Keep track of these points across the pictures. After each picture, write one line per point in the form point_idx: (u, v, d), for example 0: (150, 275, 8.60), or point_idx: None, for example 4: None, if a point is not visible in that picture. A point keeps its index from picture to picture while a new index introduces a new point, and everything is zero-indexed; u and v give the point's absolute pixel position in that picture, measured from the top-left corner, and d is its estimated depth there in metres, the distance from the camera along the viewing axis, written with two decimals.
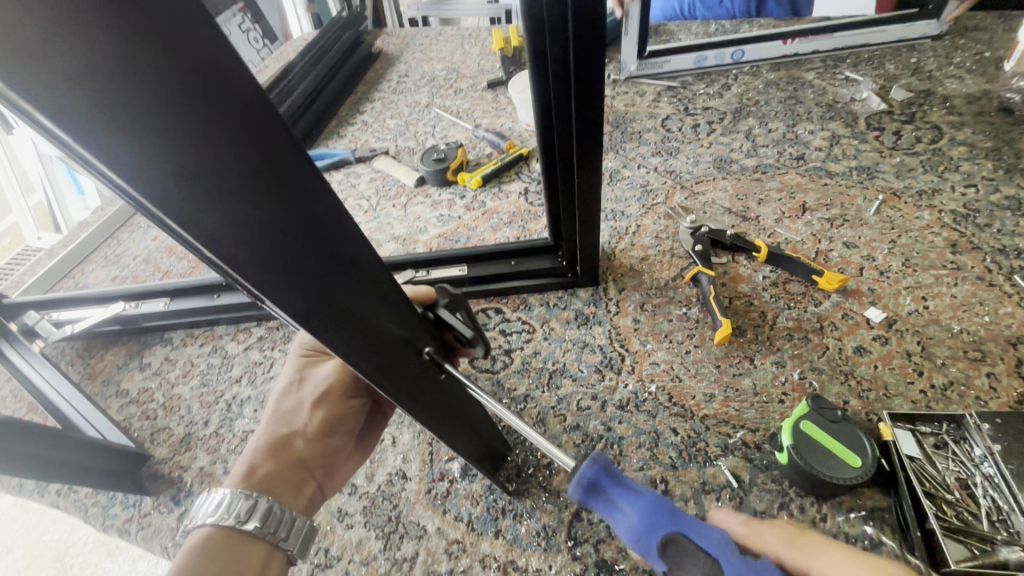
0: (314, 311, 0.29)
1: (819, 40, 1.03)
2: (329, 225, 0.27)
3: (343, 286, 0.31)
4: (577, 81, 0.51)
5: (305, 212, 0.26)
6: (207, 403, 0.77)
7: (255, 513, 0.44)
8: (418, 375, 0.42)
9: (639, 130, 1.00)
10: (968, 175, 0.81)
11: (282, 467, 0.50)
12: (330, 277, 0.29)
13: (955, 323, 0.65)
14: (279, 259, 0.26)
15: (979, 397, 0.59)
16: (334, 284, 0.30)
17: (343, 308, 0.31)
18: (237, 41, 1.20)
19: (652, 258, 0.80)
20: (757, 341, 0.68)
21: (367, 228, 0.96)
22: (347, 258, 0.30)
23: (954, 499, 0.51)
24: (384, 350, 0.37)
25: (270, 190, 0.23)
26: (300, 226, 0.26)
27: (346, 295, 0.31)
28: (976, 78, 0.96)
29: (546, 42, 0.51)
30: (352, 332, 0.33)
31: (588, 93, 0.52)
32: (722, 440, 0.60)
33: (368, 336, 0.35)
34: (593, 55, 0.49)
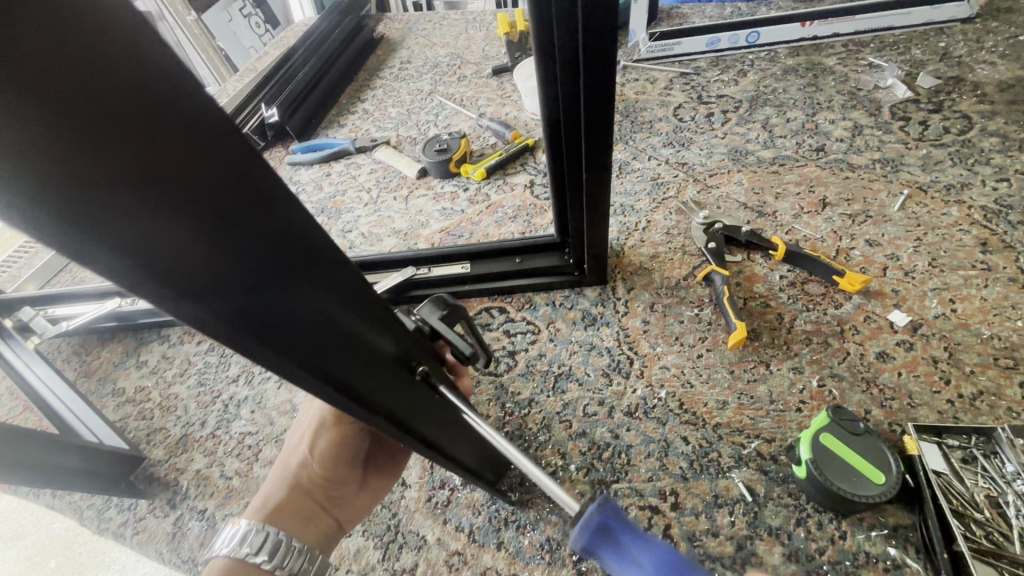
0: (300, 336, 0.27)
1: (839, 22, 1.00)
2: (299, 247, 0.25)
3: (320, 310, 0.28)
4: (586, 67, 0.47)
5: (269, 238, 0.23)
6: (204, 404, 0.75)
7: (267, 546, 0.44)
8: (414, 396, 0.40)
9: (650, 119, 0.96)
10: (1000, 168, 0.76)
11: (292, 499, 0.50)
12: (306, 297, 0.27)
13: (985, 328, 0.61)
14: (243, 284, 0.23)
15: (1010, 409, 0.56)
16: (310, 311, 0.28)
17: (323, 336, 0.29)
18: (238, 28, 1.31)
19: (662, 255, 0.76)
20: (773, 345, 0.64)
21: (367, 222, 0.93)
22: (322, 280, 0.28)
23: (983, 519, 0.48)
24: (374, 376, 0.35)
25: (229, 217, 0.21)
26: (265, 253, 0.24)
27: (326, 321, 0.29)
28: (1009, 64, 0.90)
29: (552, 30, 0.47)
30: (335, 360, 0.31)
31: (597, 81, 0.48)
32: (735, 450, 0.57)
33: (355, 363, 0.32)
34: (602, 42, 0.45)
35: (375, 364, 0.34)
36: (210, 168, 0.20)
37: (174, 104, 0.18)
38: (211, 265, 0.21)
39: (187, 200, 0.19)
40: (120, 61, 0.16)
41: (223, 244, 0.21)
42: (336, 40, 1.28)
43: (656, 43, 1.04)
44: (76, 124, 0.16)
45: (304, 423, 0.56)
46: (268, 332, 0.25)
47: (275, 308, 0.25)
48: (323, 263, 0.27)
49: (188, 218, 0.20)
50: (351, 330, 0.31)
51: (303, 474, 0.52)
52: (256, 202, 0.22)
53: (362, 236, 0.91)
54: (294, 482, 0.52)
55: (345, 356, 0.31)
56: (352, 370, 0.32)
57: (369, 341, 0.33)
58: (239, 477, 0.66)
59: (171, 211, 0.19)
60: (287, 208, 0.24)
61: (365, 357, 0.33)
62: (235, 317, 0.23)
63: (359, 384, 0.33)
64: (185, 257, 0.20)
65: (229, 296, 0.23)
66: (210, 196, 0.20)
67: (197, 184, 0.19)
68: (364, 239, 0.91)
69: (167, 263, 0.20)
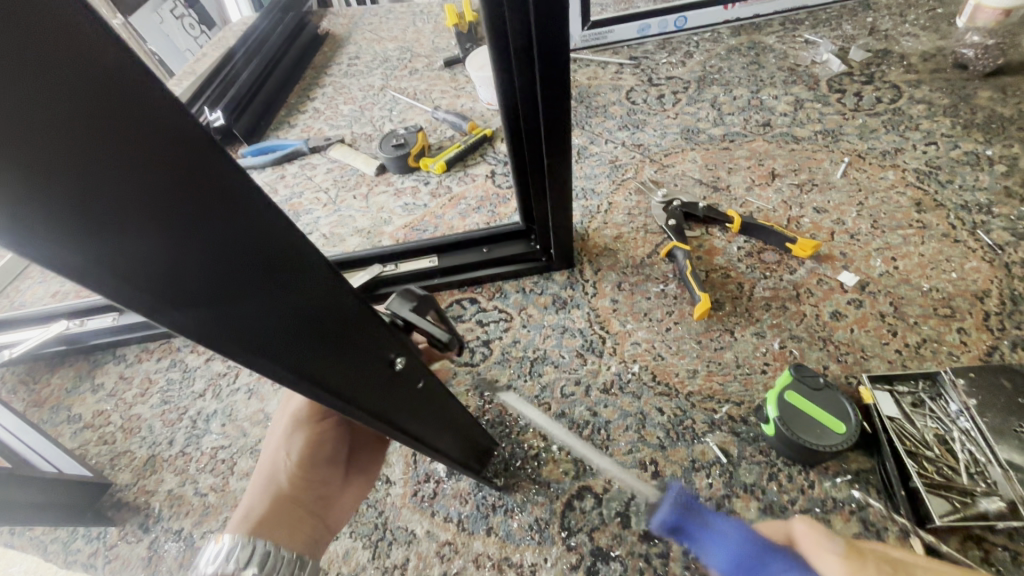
0: (285, 336, 0.27)
1: (759, 3, 1.03)
2: (278, 248, 0.25)
3: (307, 312, 0.28)
4: (541, 49, 0.47)
5: (242, 241, 0.23)
6: (170, 422, 0.72)
7: (255, 557, 0.41)
8: (394, 388, 0.39)
9: (604, 104, 0.98)
10: (928, 133, 0.81)
11: (275, 507, 0.46)
12: (296, 297, 0.27)
13: (924, 281, 0.66)
14: (226, 286, 0.23)
15: (951, 352, 0.60)
16: (294, 310, 0.27)
17: (306, 338, 0.29)
18: (174, 28, 1.25)
19: (626, 236, 0.78)
20: (736, 313, 0.67)
21: (327, 223, 0.91)
22: (304, 283, 0.27)
23: (934, 456, 0.52)
24: (360, 374, 0.34)
25: (211, 227, 0.21)
26: (252, 258, 0.24)
27: (311, 323, 0.29)
28: (930, 35, 0.96)
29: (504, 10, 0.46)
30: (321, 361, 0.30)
31: (554, 63, 0.48)
32: (708, 415, 0.60)
33: (339, 361, 0.32)
34: (556, 16, 0.45)
35: (361, 362, 0.34)
36: (176, 171, 0.19)
37: (130, 102, 0.17)
38: (195, 273, 0.22)
39: (149, 202, 0.19)
40: (78, 60, 0.16)
41: (195, 251, 0.21)
42: (277, 40, 1.25)
43: (589, 33, 1.05)
44: (34, 128, 0.15)
45: (274, 432, 0.54)
46: (251, 336, 0.25)
47: (254, 312, 0.25)
48: (305, 266, 0.26)
49: (154, 220, 0.19)
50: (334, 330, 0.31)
51: (283, 480, 0.49)
52: (225, 205, 0.21)
53: (324, 237, 0.89)
54: (275, 490, 0.48)
55: (330, 353, 0.31)
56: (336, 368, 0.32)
57: (356, 339, 0.33)
58: (215, 492, 0.64)
59: (144, 217, 0.19)
60: (262, 208, 0.23)
61: (350, 356, 0.33)
62: (212, 321, 0.23)
63: (342, 381, 0.33)
64: (162, 263, 0.20)
65: (203, 300, 0.22)
66: (188, 207, 0.20)
67: (161, 185, 0.19)
68: (326, 241, 0.89)
69: (138, 271, 0.19)
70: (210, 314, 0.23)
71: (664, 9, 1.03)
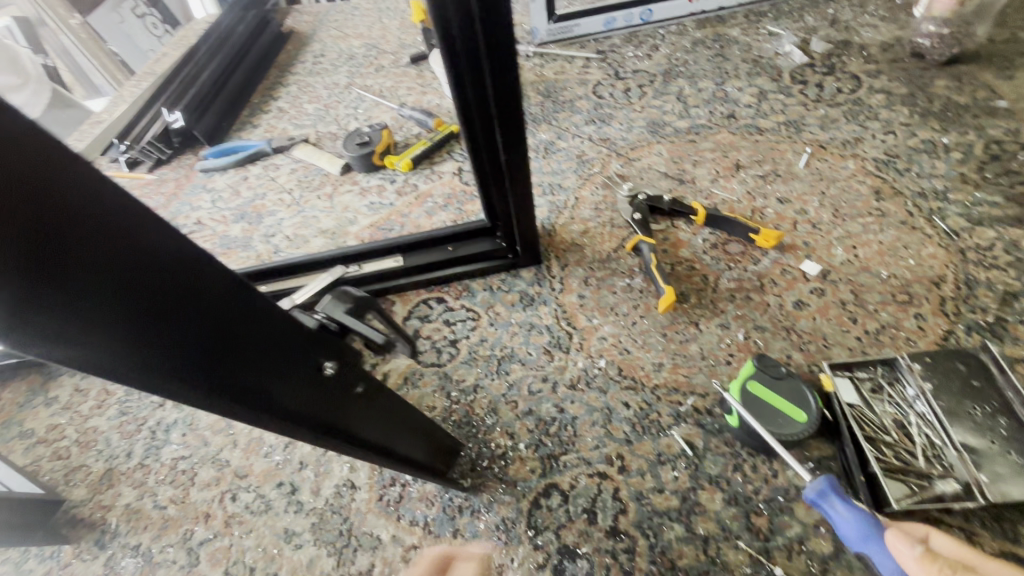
0: (215, 361, 0.27)
1: None
2: (191, 274, 0.25)
3: (237, 336, 0.28)
4: (486, 43, 0.46)
5: (150, 270, 0.23)
6: (128, 434, 0.69)
7: None
8: (346, 400, 0.38)
9: (571, 98, 0.97)
10: (887, 122, 0.82)
11: None
12: (222, 320, 0.27)
13: (883, 269, 0.67)
14: (140, 316, 0.23)
15: (909, 338, 0.61)
16: (222, 333, 0.27)
17: (239, 361, 0.28)
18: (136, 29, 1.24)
19: (593, 230, 0.78)
20: (701, 305, 0.67)
21: (291, 224, 0.89)
22: (229, 305, 0.27)
23: (892, 441, 0.52)
24: (302, 386, 0.33)
25: (108, 257, 0.21)
26: (163, 285, 0.23)
27: (245, 345, 0.28)
28: (889, 25, 0.97)
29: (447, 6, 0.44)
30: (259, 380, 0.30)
31: (501, 57, 0.47)
32: (673, 408, 0.60)
33: (280, 381, 0.32)
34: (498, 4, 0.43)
35: (301, 375, 0.33)
36: (58, 202, 0.19)
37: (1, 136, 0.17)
38: (98, 305, 0.21)
39: (36, 236, 0.19)
40: None
41: (95, 283, 0.21)
42: (239, 38, 1.21)
43: (555, 27, 1.04)
44: None
45: None
46: (174, 362, 0.25)
47: (172, 335, 0.24)
48: (223, 288, 0.26)
49: (44, 254, 0.19)
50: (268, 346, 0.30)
51: None
52: (122, 232, 0.21)
53: (288, 239, 0.87)
54: None
55: (268, 374, 0.31)
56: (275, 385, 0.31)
57: (295, 356, 0.32)
58: (174, 505, 0.62)
59: (31, 251, 0.18)
60: (165, 234, 0.23)
61: (291, 375, 0.32)
62: (125, 349, 0.23)
63: (285, 400, 0.32)
64: (57, 296, 0.20)
65: (112, 331, 0.22)
66: (81, 239, 0.20)
67: (48, 203, 0.19)
68: (290, 242, 0.87)
69: (30, 305, 0.19)
70: (120, 344, 0.22)
71: (629, 2, 1.03)
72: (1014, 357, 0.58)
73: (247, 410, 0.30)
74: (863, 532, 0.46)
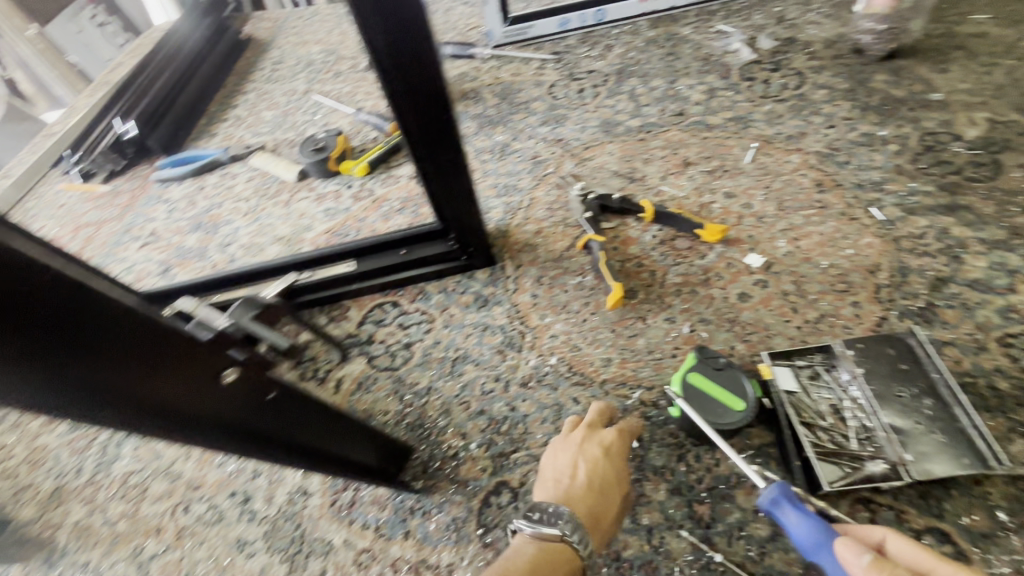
0: (110, 378, 0.28)
1: None
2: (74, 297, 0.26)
3: (135, 355, 0.29)
4: (409, 44, 0.46)
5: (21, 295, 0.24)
6: (78, 450, 0.68)
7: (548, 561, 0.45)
8: (271, 413, 0.39)
9: (526, 100, 0.98)
10: (829, 117, 0.85)
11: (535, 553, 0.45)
12: (115, 341, 0.28)
13: (823, 259, 0.69)
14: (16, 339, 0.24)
15: (846, 325, 0.63)
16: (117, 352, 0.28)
17: (142, 379, 0.30)
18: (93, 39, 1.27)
19: (546, 230, 0.79)
20: (649, 300, 0.69)
21: (247, 233, 0.89)
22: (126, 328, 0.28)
23: (827, 425, 0.54)
24: (209, 398, 0.34)
25: None
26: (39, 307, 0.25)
27: (146, 363, 0.30)
28: (832, 22, 1.00)
29: (365, 14, 0.44)
30: (157, 393, 0.31)
31: (425, 56, 0.48)
32: (620, 402, 0.61)
33: (189, 396, 0.32)
34: (413, 4, 0.44)
35: (215, 390, 0.34)
36: None
37: None
38: None
39: None
40: None
41: None
42: (196, 46, 1.20)
43: (510, 29, 1.05)
44: None
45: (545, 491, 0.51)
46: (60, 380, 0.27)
47: (61, 356, 0.26)
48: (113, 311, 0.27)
49: None
50: (164, 360, 0.30)
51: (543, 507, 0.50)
52: None
53: (243, 248, 0.87)
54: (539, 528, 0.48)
55: (177, 390, 0.32)
56: (176, 398, 0.32)
57: (207, 372, 0.33)
58: (125, 519, 0.61)
59: None
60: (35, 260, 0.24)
61: (201, 390, 0.33)
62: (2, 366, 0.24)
63: (199, 413, 0.33)
64: None
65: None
66: None
67: None
68: (246, 251, 0.86)
69: None
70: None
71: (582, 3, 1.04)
72: (942, 340, 0.60)
73: (145, 421, 0.31)
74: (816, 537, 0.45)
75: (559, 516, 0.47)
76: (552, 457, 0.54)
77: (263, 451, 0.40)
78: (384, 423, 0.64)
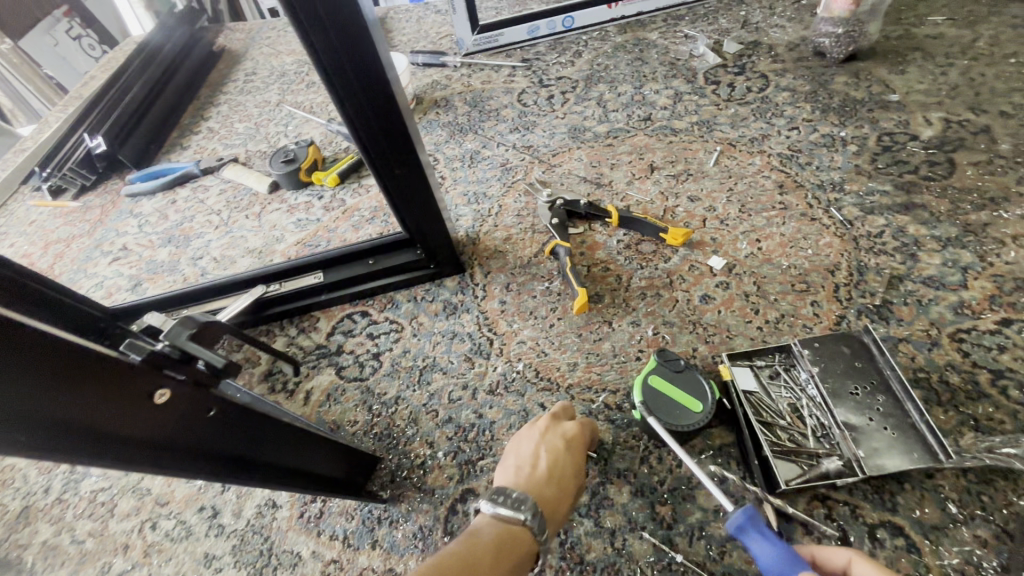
0: (45, 410, 0.28)
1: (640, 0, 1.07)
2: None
3: (71, 386, 0.29)
4: (355, 52, 0.46)
5: None
6: (46, 469, 0.68)
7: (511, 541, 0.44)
8: (225, 432, 0.38)
9: (496, 107, 0.99)
10: (791, 119, 0.86)
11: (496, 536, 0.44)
12: (48, 372, 0.28)
13: (784, 259, 0.70)
14: None
15: (805, 325, 0.64)
16: (51, 384, 0.28)
17: (80, 409, 0.29)
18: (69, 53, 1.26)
19: (514, 237, 0.79)
20: (614, 304, 0.69)
21: (218, 245, 0.89)
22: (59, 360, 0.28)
23: (785, 424, 0.55)
24: (140, 417, 0.32)
25: None
26: None
27: (85, 393, 0.29)
28: (795, 26, 1.02)
29: (308, 34, 0.44)
30: (79, 415, 0.29)
31: (374, 62, 0.48)
32: (585, 406, 0.62)
33: (132, 422, 0.32)
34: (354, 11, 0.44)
35: (161, 414, 0.33)
36: None
37: None
38: None
39: None
40: None
41: None
42: (168, 57, 1.20)
43: (479, 37, 1.06)
44: None
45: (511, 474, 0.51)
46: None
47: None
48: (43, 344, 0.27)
49: None
50: (96, 386, 0.30)
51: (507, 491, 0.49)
52: None
53: (215, 261, 0.87)
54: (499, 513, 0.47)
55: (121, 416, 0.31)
56: (102, 419, 0.30)
57: (152, 396, 0.33)
58: (92, 538, 0.61)
59: None
60: None
61: (147, 416, 0.33)
62: None
63: (145, 438, 0.33)
64: None
65: None
66: None
67: None
68: (217, 264, 0.86)
69: None
70: None
71: (550, 11, 1.05)
72: (898, 337, 0.61)
73: (68, 446, 0.30)
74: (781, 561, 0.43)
75: (522, 502, 0.47)
76: (517, 448, 0.54)
77: (208, 468, 0.38)
78: (353, 433, 0.64)
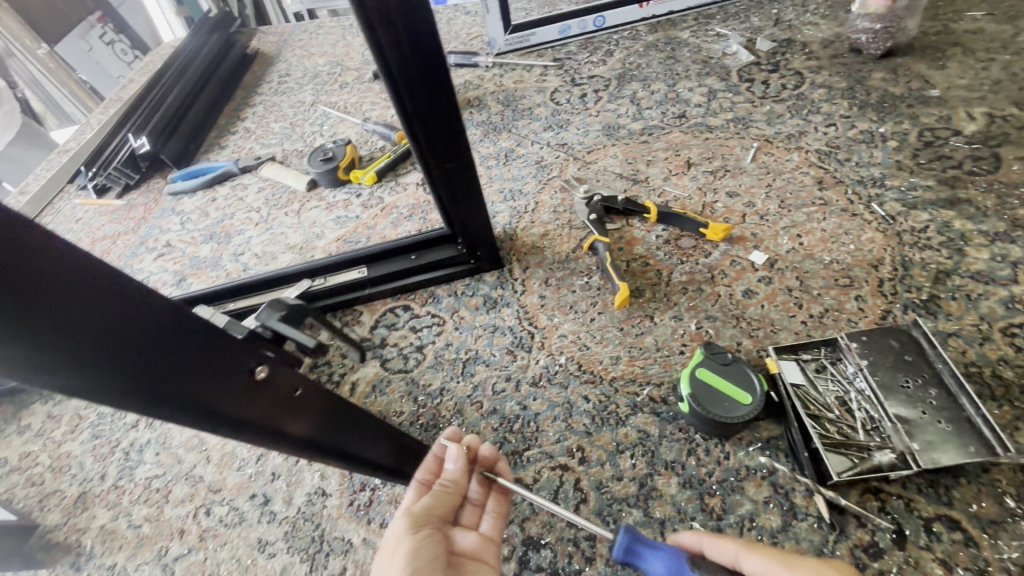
0: (174, 384, 0.30)
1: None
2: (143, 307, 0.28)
3: (197, 362, 0.31)
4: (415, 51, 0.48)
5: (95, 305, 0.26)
6: (101, 456, 0.70)
7: None
8: (306, 413, 0.41)
9: (530, 106, 1.00)
10: (828, 115, 0.86)
11: None
12: (180, 348, 0.30)
13: (826, 254, 0.70)
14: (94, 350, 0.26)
15: (850, 319, 0.64)
16: (182, 360, 0.30)
17: (200, 383, 0.32)
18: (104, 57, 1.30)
19: (552, 233, 0.80)
20: (656, 299, 0.70)
21: (259, 242, 0.91)
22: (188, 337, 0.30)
23: (834, 417, 0.55)
24: (244, 394, 0.35)
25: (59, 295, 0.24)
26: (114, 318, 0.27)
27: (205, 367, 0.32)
28: (829, 23, 1.02)
29: (375, 29, 0.46)
30: (195, 389, 0.31)
31: (432, 61, 0.49)
32: (630, 399, 0.62)
33: (238, 398, 0.34)
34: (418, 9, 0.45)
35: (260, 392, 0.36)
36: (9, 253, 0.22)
37: None
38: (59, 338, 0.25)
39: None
40: None
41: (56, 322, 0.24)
42: (204, 62, 1.22)
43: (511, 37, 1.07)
44: None
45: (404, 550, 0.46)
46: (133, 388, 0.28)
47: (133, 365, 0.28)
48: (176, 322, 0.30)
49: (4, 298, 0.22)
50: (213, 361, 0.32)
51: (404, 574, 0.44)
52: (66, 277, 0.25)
53: (256, 257, 0.89)
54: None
55: (230, 391, 0.34)
56: (212, 396, 0.32)
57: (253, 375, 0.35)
58: (149, 523, 0.63)
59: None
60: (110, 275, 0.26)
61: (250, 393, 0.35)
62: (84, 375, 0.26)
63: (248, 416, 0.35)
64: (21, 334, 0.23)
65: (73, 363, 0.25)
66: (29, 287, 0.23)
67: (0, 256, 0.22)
68: (258, 260, 0.88)
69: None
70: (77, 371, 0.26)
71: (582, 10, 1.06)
72: (947, 332, 0.61)
73: (187, 419, 0.32)
74: (672, 569, 0.44)
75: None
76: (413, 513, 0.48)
77: (292, 447, 0.40)
78: (399, 423, 0.65)
